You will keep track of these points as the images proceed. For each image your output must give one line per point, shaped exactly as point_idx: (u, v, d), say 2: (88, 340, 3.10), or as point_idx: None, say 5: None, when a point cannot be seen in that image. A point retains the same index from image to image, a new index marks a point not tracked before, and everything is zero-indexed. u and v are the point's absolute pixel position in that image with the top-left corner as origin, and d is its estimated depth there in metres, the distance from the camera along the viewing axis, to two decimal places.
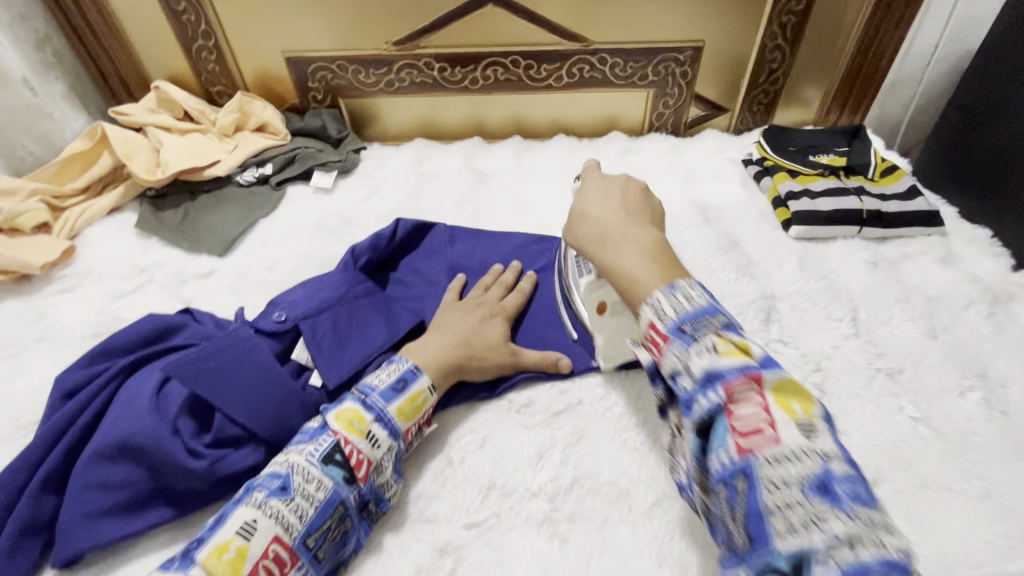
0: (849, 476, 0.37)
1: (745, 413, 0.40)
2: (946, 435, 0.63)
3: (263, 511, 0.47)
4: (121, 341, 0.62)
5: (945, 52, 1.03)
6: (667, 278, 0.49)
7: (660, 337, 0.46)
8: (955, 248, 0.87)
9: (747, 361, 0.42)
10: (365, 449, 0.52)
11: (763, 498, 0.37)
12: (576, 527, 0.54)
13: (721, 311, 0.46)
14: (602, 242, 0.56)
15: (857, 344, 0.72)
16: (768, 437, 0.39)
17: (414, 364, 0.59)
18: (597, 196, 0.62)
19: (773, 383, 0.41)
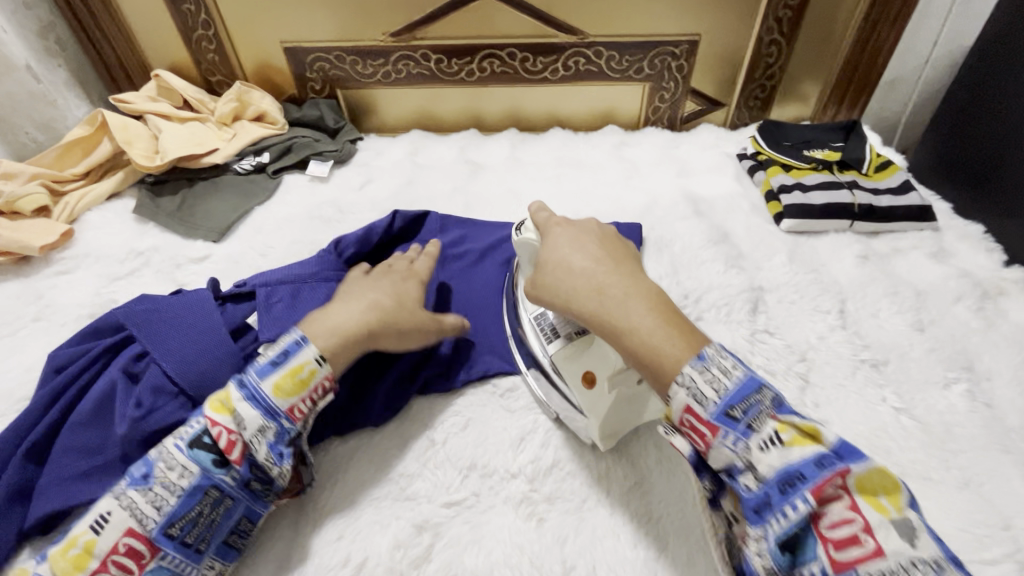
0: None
1: (835, 517, 0.39)
2: (929, 426, 0.63)
3: (119, 503, 0.48)
4: (112, 319, 0.63)
5: (942, 49, 1.04)
6: (691, 347, 0.47)
7: (706, 427, 0.43)
8: (947, 243, 0.87)
9: (819, 451, 0.40)
10: (233, 431, 0.51)
11: None
12: (554, 508, 0.55)
13: (764, 384, 0.45)
14: (599, 295, 0.52)
15: (844, 335, 0.73)
16: (868, 547, 0.37)
17: (300, 335, 0.56)
18: (570, 242, 0.58)
19: (856, 478, 0.39)
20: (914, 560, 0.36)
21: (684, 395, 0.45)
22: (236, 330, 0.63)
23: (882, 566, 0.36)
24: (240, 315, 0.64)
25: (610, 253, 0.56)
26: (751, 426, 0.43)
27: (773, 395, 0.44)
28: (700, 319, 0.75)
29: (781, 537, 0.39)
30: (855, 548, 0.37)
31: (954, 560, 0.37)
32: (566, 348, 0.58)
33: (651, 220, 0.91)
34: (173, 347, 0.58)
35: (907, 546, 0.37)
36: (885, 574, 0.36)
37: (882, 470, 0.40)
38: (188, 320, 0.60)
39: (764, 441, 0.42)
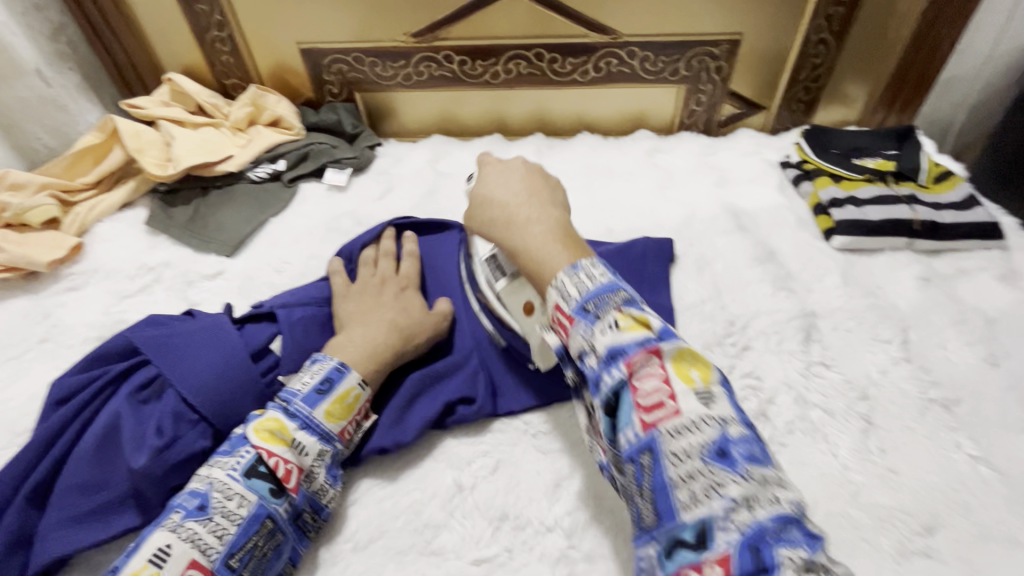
0: (745, 438, 0.39)
1: (648, 388, 0.42)
2: (1012, 478, 0.56)
3: (179, 535, 0.44)
4: (112, 347, 0.59)
5: (1005, 48, 0.96)
6: (572, 258, 0.50)
7: (565, 318, 0.46)
8: (1018, 264, 0.79)
9: (646, 335, 0.43)
10: (291, 458, 0.51)
11: (667, 471, 0.39)
12: (594, 568, 0.50)
13: (622, 287, 0.47)
14: (507, 225, 0.55)
15: (908, 370, 0.66)
16: (669, 409, 0.40)
17: (341, 361, 0.56)
18: (498, 178, 0.60)
19: (672, 352, 0.43)
20: (702, 417, 0.40)
21: (555, 295, 0.48)
22: (257, 352, 0.59)
23: (676, 424, 0.40)
24: (261, 337, 0.59)
25: (532, 186, 0.58)
26: (599, 315, 0.45)
27: (628, 295, 0.46)
28: (747, 348, 0.69)
29: (629, 440, 0.41)
30: (662, 412, 0.40)
31: (745, 424, 0.41)
32: (510, 285, 0.60)
33: (689, 235, 0.85)
34: (190, 369, 0.54)
35: (701, 407, 0.40)
36: (675, 429, 0.39)
37: (694, 349, 0.44)
38: (206, 339, 0.56)
39: (605, 326, 0.44)
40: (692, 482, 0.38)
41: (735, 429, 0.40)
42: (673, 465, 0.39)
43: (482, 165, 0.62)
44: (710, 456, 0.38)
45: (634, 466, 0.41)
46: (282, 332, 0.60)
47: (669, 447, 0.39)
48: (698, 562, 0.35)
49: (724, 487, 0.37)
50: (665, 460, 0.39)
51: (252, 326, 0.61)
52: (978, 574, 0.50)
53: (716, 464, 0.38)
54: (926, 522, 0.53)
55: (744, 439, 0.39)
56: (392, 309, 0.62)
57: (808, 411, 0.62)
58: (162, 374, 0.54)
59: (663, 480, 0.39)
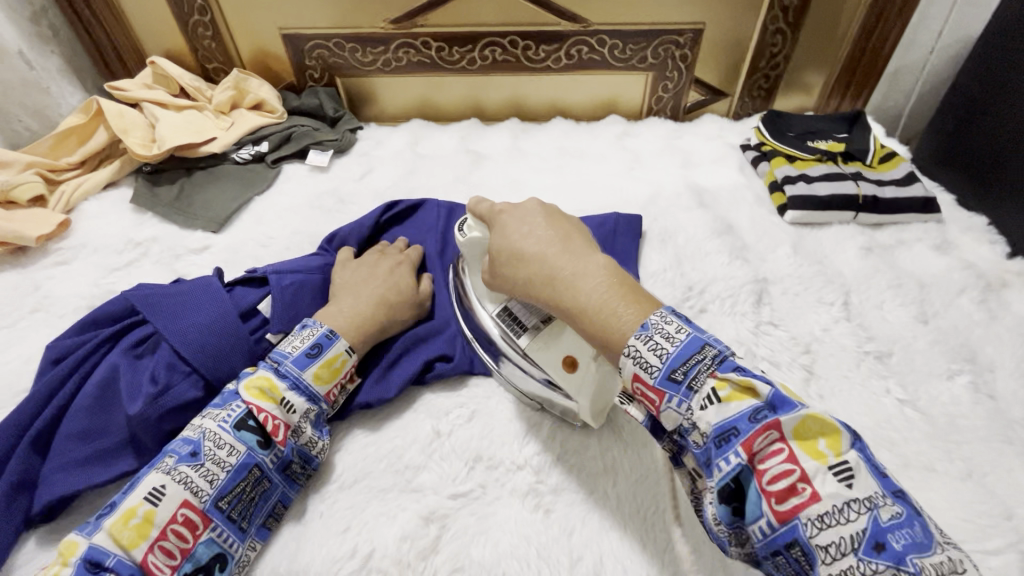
0: (902, 523, 0.36)
1: (773, 471, 0.39)
2: (932, 417, 0.63)
3: (172, 477, 0.48)
4: (107, 311, 0.62)
5: (948, 40, 1.03)
6: (640, 317, 0.45)
7: (652, 392, 0.44)
8: (951, 235, 0.87)
9: (753, 405, 0.41)
10: (279, 415, 0.54)
11: (819, 571, 0.37)
12: (560, 499, 0.55)
13: (706, 340, 0.44)
14: (550, 283, 0.50)
15: (848, 327, 0.73)
16: (805, 494, 0.38)
17: (330, 329, 0.60)
18: (519, 227, 0.55)
19: (790, 426, 0.40)
20: (849, 503, 0.37)
21: (631, 366, 0.44)
22: (246, 312, 0.62)
23: (819, 511, 0.37)
24: (249, 299, 0.63)
25: (558, 232, 0.54)
26: (694, 387, 0.43)
27: (717, 352, 0.43)
28: (704, 311, 0.74)
29: (764, 535, 0.39)
30: (798, 499, 0.38)
31: (873, 470, 0.39)
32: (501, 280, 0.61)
33: (655, 212, 0.90)
34: (183, 326, 0.57)
35: (843, 488, 0.38)
36: (821, 519, 0.37)
37: (818, 415, 0.41)
38: (197, 299, 0.59)
39: (704, 400, 0.42)
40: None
41: (889, 511, 0.37)
42: (824, 564, 0.37)
43: (487, 209, 0.60)
44: (864, 553, 0.36)
45: (780, 558, 0.39)
46: (271, 294, 0.63)
47: (815, 539, 0.37)
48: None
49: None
50: (815, 561, 0.37)
51: (241, 289, 0.65)
52: None
53: (876, 560, 0.36)
54: None
55: (900, 520, 0.36)
56: (382, 280, 0.67)
57: (757, 363, 0.68)
58: (157, 332, 0.57)
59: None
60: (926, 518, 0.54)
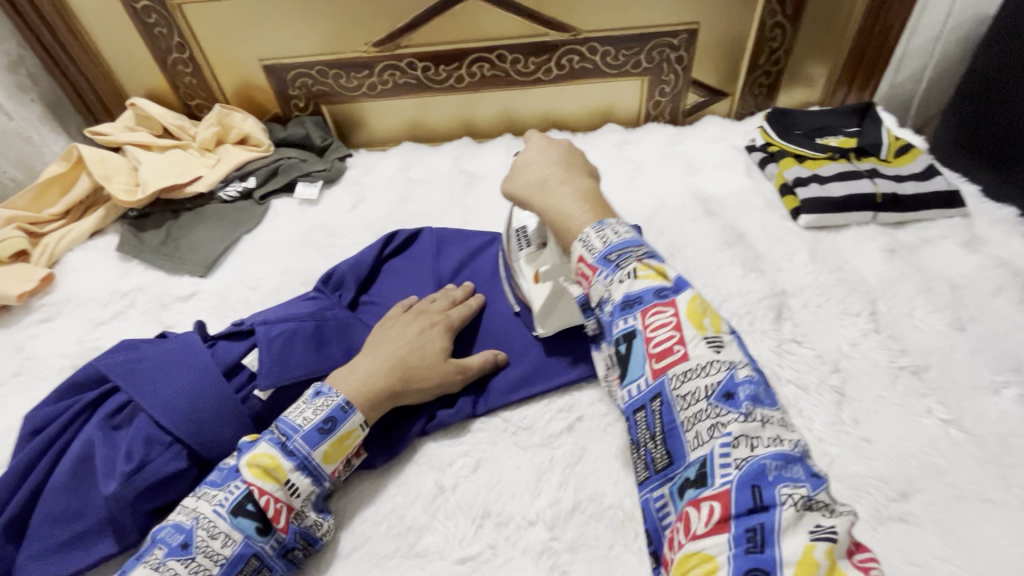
0: (752, 380, 0.43)
1: (659, 336, 0.45)
2: (981, 438, 0.57)
3: (160, 574, 0.44)
4: (85, 376, 0.58)
5: (957, 22, 0.97)
6: (598, 218, 0.55)
7: (588, 268, 0.51)
8: (979, 230, 0.81)
9: (662, 285, 0.47)
10: (282, 498, 0.49)
11: (677, 413, 0.43)
12: (577, 557, 0.50)
13: (644, 243, 0.52)
14: (542, 187, 0.59)
15: (878, 340, 0.67)
16: (678, 354, 0.44)
17: (346, 400, 0.54)
18: (535, 153, 0.62)
19: (683, 302, 0.46)
20: (712, 361, 0.43)
21: (581, 249, 0.52)
22: (229, 370, 0.58)
23: (685, 367, 0.44)
24: (234, 353, 0.59)
25: (567, 158, 0.62)
26: (620, 265, 0.49)
27: (649, 250, 0.51)
28: None
29: (637, 390, 0.46)
30: (670, 356, 0.45)
31: (754, 368, 0.44)
32: (536, 252, 0.64)
33: (659, 224, 0.86)
34: (158, 390, 0.53)
35: (711, 352, 0.44)
36: (683, 372, 0.43)
37: (706, 301, 0.47)
38: (174, 360, 0.55)
39: (625, 275, 0.48)
40: (698, 422, 0.42)
41: (744, 372, 0.43)
42: (681, 406, 0.43)
43: (524, 133, 0.67)
44: (716, 398, 0.42)
45: (646, 411, 0.46)
46: (258, 346, 0.59)
47: (677, 390, 0.44)
48: (698, 499, 0.39)
49: (724, 424, 0.40)
50: (674, 404, 0.44)
51: (225, 344, 0.61)
52: (952, 534, 0.51)
53: (723, 405, 0.41)
54: (901, 487, 0.54)
55: (752, 382, 0.42)
56: (400, 337, 0.61)
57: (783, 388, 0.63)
58: (133, 398, 0.53)
59: (674, 422, 0.43)
60: (985, 558, 0.49)
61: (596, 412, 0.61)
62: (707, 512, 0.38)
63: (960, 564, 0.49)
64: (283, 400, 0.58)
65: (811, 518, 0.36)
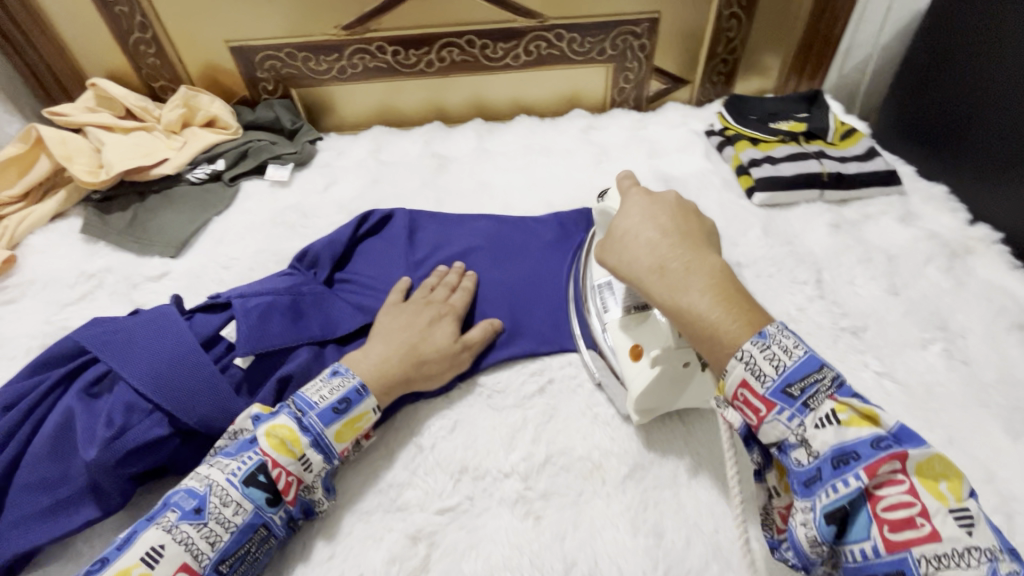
0: (886, 454, 0.39)
1: (891, 503, 0.38)
2: (910, 387, 0.64)
3: (172, 536, 0.45)
4: (59, 350, 0.58)
5: (897, 15, 1.04)
6: (754, 325, 0.45)
7: (703, 345, 0.47)
8: (914, 206, 0.88)
9: (878, 434, 0.40)
10: (295, 471, 0.50)
11: (816, 488, 0.40)
12: (550, 504, 0.54)
13: (760, 317, 0.46)
14: (660, 272, 0.50)
15: (823, 305, 0.73)
16: (922, 530, 0.37)
17: (361, 382, 0.56)
18: (642, 218, 0.54)
19: (808, 380, 0.42)
20: (844, 439, 0.40)
21: (689, 327, 0.48)
22: (207, 341, 0.59)
23: (820, 444, 0.40)
24: (212, 324, 0.60)
25: (680, 226, 0.53)
26: (739, 346, 0.44)
27: (768, 326, 0.44)
28: None
29: (778, 458, 0.43)
30: (804, 435, 0.41)
31: (888, 432, 0.40)
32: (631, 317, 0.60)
33: None
34: (133, 358, 0.54)
35: (839, 429, 0.40)
36: (820, 449, 0.40)
37: (834, 373, 0.42)
38: (149, 330, 0.56)
39: (749, 359, 0.43)
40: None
41: (877, 445, 0.39)
42: (820, 482, 0.40)
43: (631, 184, 0.59)
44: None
45: (786, 477, 0.42)
46: (236, 318, 0.60)
47: (815, 467, 0.40)
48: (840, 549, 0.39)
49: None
50: (813, 478, 0.41)
51: (202, 316, 0.62)
52: None
53: (859, 480, 0.39)
54: None
55: (887, 455, 0.39)
56: (406, 328, 0.62)
57: None
58: (110, 368, 0.54)
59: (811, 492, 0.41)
60: None
61: (567, 375, 0.64)
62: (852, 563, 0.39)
63: None
64: (264, 368, 0.60)
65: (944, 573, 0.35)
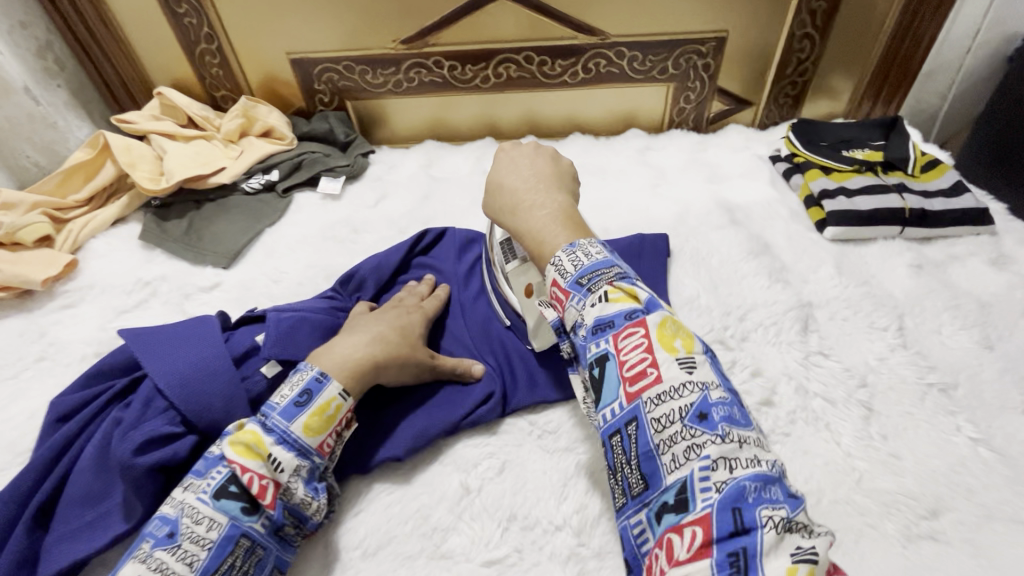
0: (726, 402, 0.41)
1: (631, 356, 0.43)
2: (1011, 458, 0.57)
3: (147, 566, 0.43)
4: (116, 362, 0.59)
5: (987, 38, 0.96)
6: (570, 239, 0.53)
7: (561, 293, 0.49)
8: (1008, 249, 0.81)
9: (633, 306, 0.45)
10: (266, 474, 0.48)
11: (650, 437, 0.41)
12: (605, 564, 0.50)
13: (618, 265, 0.50)
14: (513, 211, 0.59)
15: (906, 356, 0.67)
16: (650, 376, 0.42)
17: (320, 370, 0.54)
18: (511, 165, 0.63)
19: (656, 321, 0.44)
20: (685, 383, 0.41)
21: (553, 272, 0.51)
22: (241, 357, 0.58)
23: (658, 390, 0.42)
24: (247, 341, 0.59)
25: (540, 173, 0.61)
26: (591, 289, 0.47)
27: (621, 271, 0.49)
28: (745, 340, 0.69)
29: (612, 414, 0.43)
30: (644, 379, 0.42)
31: (728, 390, 0.43)
32: (519, 266, 0.64)
33: (684, 231, 0.85)
34: (175, 368, 0.54)
35: (684, 373, 0.42)
36: (659, 395, 0.41)
37: (679, 320, 0.45)
38: (194, 340, 0.56)
39: (596, 298, 0.46)
40: (674, 445, 0.40)
41: (717, 392, 0.41)
42: (655, 431, 0.41)
43: (507, 144, 0.66)
44: (691, 420, 0.40)
45: (621, 437, 0.43)
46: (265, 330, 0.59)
47: (652, 412, 0.41)
48: (681, 524, 0.37)
49: (701, 446, 0.38)
50: (648, 427, 0.41)
51: (242, 331, 0.61)
52: (982, 552, 0.50)
53: (697, 426, 0.39)
54: (931, 505, 0.53)
55: (725, 403, 0.41)
56: (382, 321, 0.62)
57: (809, 400, 0.62)
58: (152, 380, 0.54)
59: (649, 446, 0.41)
60: None
61: None
62: (689, 538, 0.36)
63: None
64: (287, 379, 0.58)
65: (792, 541, 0.34)
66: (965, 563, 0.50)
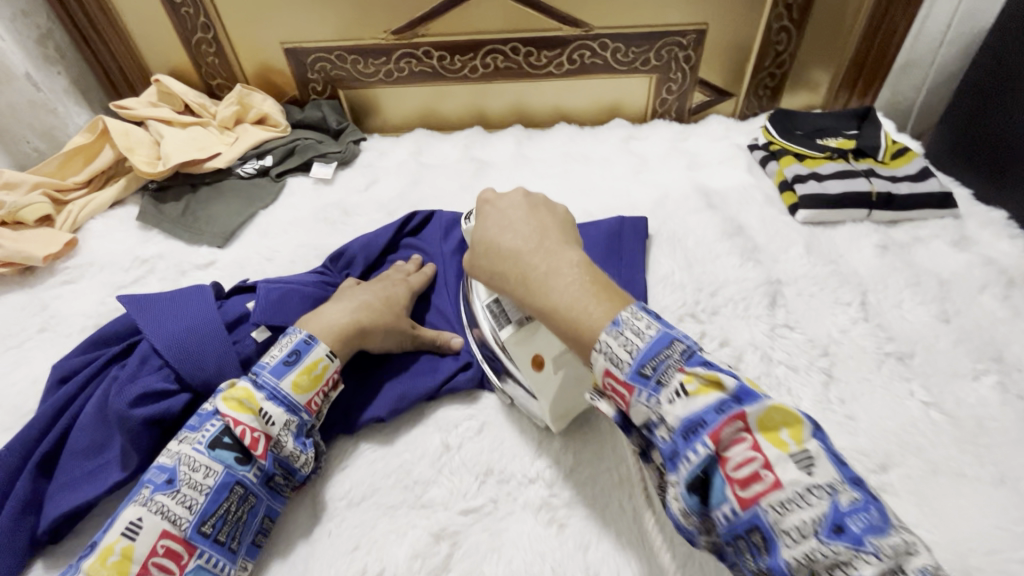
0: (858, 504, 0.34)
1: (737, 458, 0.36)
2: (958, 419, 0.61)
3: (149, 508, 0.46)
4: (115, 328, 0.62)
5: (958, 33, 0.98)
6: (610, 309, 0.43)
7: (621, 386, 0.40)
8: (969, 231, 0.84)
9: (720, 397, 0.37)
10: (257, 427, 0.52)
11: (783, 553, 0.34)
12: (575, 513, 0.53)
13: (678, 336, 0.41)
14: (523, 283, 0.48)
15: (867, 328, 0.70)
16: (766, 481, 0.35)
17: (308, 334, 0.57)
18: (498, 224, 0.54)
19: (753, 416, 0.37)
20: (810, 487, 0.34)
21: (602, 360, 0.41)
22: (232, 322, 0.61)
23: (780, 497, 0.35)
24: (240, 308, 0.62)
25: (541, 230, 0.52)
26: (661, 380, 0.39)
27: (686, 347, 0.40)
28: (716, 314, 0.73)
29: (725, 519, 0.36)
30: (758, 484, 0.35)
31: (852, 479, 0.35)
32: (517, 332, 0.55)
33: (663, 214, 0.88)
34: (171, 330, 0.57)
35: (803, 475, 0.35)
36: (780, 503, 0.34)
37: (778, 404, 0.38)
38: (190, 305, 0.59)
39: (671, 394, 0.38)
40: (813, 561, 0.33)
41: (846, 494, 0.34)
42: (786, 544, 0.34)
43: (488, 195, 0.58)
44: (826, 534, 0.33)
45: (740, 543, 0.36)
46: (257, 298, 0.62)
47: (779, 524, 0.34)
48: None
49: (853, 566, 0.32)
50: (776, 539, 0.34)
51: (235, 299, 0.64)
52: (925, 502, 0.54)
53: (835, 541, 0.33)
54: (881, 460, 0.57)
55: (860, 507, 0.34)
56: (368, 291, 0.65)
57: (773, 368, 0.66)
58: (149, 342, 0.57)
59: (780, 565, 0.34)
60: (956, 525, 0.52)
61: None
62: None
63: (933, 530, 0.52)
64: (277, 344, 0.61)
65: None
66: (910, 511, 0.53)
